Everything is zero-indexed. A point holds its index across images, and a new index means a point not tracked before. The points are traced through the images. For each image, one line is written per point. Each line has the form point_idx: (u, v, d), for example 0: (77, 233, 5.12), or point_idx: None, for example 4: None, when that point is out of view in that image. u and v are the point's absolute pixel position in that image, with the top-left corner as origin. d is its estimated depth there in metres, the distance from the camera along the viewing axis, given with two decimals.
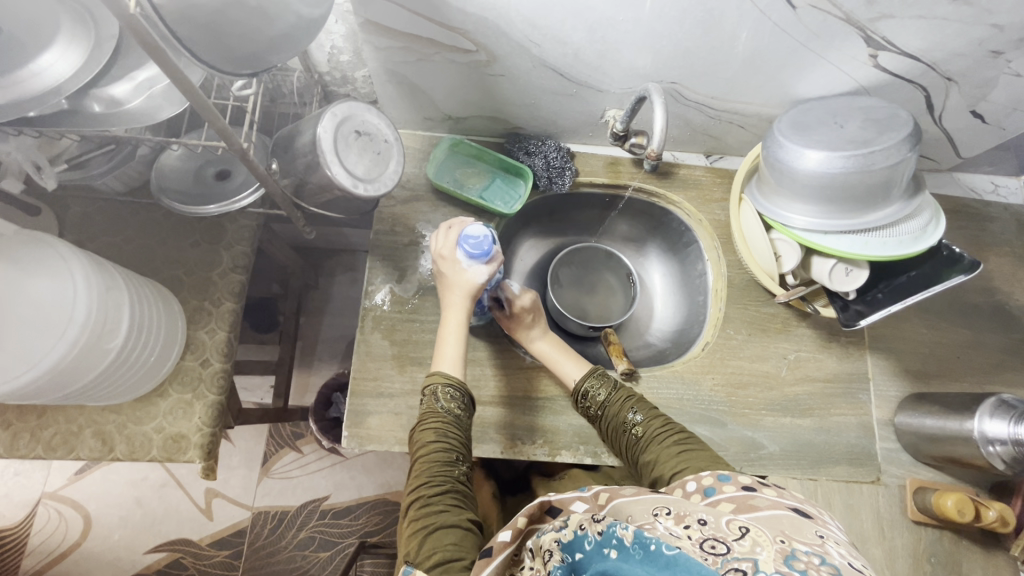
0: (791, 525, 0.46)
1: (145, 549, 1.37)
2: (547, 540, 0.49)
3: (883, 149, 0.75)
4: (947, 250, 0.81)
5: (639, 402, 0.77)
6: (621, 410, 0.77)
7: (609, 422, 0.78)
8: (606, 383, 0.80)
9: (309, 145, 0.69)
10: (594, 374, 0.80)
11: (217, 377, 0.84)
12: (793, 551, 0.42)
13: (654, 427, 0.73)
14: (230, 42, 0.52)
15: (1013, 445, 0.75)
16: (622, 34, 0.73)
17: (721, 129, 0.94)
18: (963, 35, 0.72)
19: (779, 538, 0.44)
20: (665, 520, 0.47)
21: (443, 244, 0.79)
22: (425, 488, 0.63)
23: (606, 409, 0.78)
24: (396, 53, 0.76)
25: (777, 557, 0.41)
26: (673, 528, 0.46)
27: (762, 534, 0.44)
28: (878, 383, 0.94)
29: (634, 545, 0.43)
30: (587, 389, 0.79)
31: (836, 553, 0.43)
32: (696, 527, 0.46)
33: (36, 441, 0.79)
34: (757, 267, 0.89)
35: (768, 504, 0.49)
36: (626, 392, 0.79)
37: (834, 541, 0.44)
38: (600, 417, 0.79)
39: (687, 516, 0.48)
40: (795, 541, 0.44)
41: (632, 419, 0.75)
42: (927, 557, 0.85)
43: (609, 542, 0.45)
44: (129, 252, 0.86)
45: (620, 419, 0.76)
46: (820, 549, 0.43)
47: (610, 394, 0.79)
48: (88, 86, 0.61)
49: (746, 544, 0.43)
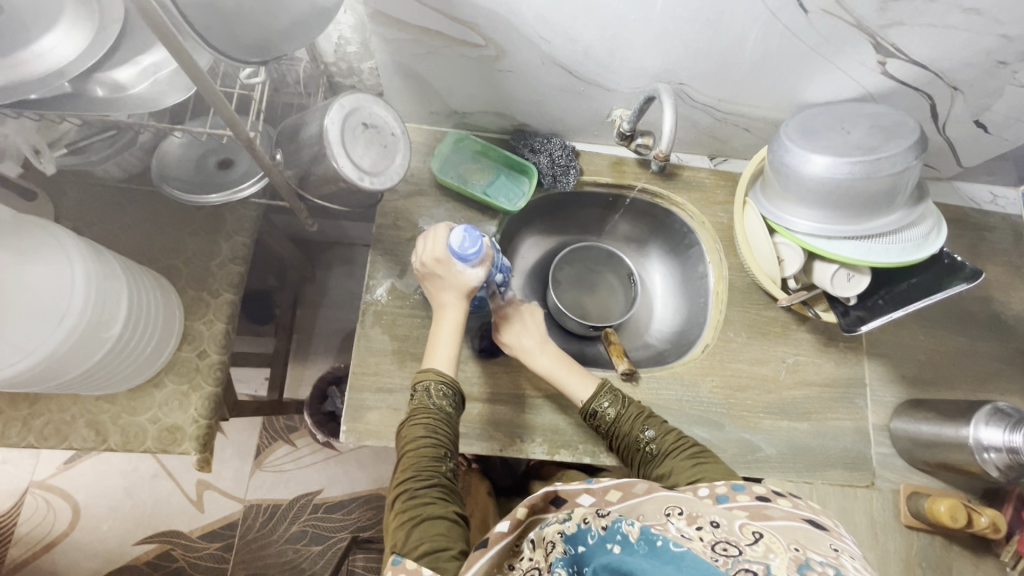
0: (806, 537, 0.47)
1: (133, 540, 1.36)
2: (551, 531, 0.50)
3: (890, 156, 0.75)
4: (949, 258, 0.82)
5: (651, 418, 0.77)
6: (633, 429, 0.76)
7: (622, 440, 0.77)
8: (616, 401, 0.79)
9: (316, 136, 0.68)
10: (602, 391, 0.79)
11: (214, 368, 0.83)
12: (806, 560, 0.42)
13: (666, 443, 0.74)
14: (242, 27, 0.51)
15: (1008, 453, 0.76)
16: (633, 34, 0.73)
17: (727, 132, 0.94)
18: (972, 44, 0.72)
19: (794, 547, 0.44)
20: (677, 521, 0.48)
21: (435, 247, 0.76)
22: (411, 482, 0.63)
23: (618, 426, 0.77)
24: (405, 44, 0.76)
25: (790, 565, 0.41)
26: (685, 528, 0.47)
27: (775, 541, 0.45)
28: (874, 388, 0.95)
29: (640, 541, 0.44)
30: (597, 408, 0.78)
31: (850, 566, 0.43)
32: (708, 529, 0.46)
33: (28, 430, 0.78)
34: (760, 271, 0.91)
35: (784, 514, 0.50)
36: (636, 410, 0.78)
37: (849, 554, 0.45)
38: (611, 435, 0.78)
39: (699, 517, 0.48)
40: (809, 550, 0.44)
41: (646, 436, 0.75)
42: (919, 561, 0.86)
43: (613, 538, 0.45)
44: (127, 239, 0.85)
45: (632, 436, 0.76)
46: (834, 560, 0.43)
47: (620, 411, 0.78)
48: (92, 70, 0.60)
49: (759, 549, 0.43)
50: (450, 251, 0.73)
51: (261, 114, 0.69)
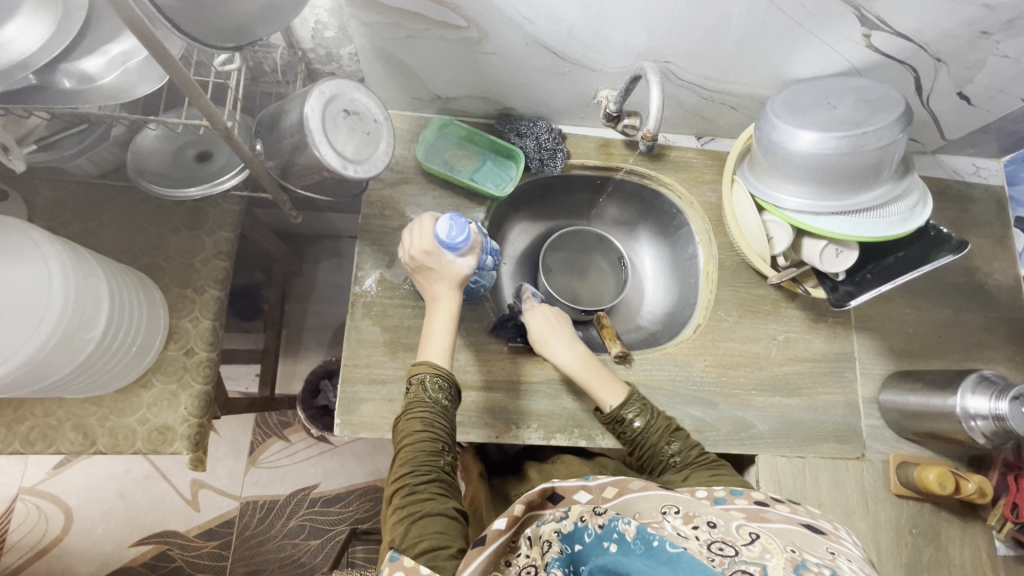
0: (802, 540, 0.47)
1: (129, 542, 1.34)
2: (547, 529, 0.50)
3: (876, 130, 0.75)
4: (935, 230, 0.84)
5: (678, 431, 0.76)
6: (660, 439, 0.76)
7: (647, 450, 0.76)
8: (645, 410, 0.78)
9: (297, 125, 0.67)
10: (632, 400, 0.79)
11: (203, 366, 0.82)
12: (802, 561, 0.42)
13: (690, 456, 0.74)
14: (215, 12, 0.49)
15: (994, 420, 0.78)
16: (618, 11, 0.71)
17: (714, 110, 0.94)
18: (955, 15, 0.72)
19: (790, 548, 0.45)
20: (673, 519, 0.49)
21: (422, 239, 0.74)
22: (409, 477, 0.63)
23: (644, 437, 0.77)
24: (384, 28, 0.74)
25: (786, 566, 0.41)
26: (681, 527, 0.48)
27: (772, 542, 0.45)
28: (863, 361, 0.96)
29: (635, 540, 0.45)
30: (625, 415, 0.78)
31: (847, 568, 0.43)
32: (704, 528, 0.47)
33: (13, 436, 0.76)
34: (749, 248, 0.91)
35: (782, 518, 0.50)
36: (665, 420, 0.78)
37: (845, 556, 0.45)
38: (635, 443, 0.78)
39: (696, 517, 0.49)
40: (805, 553, 0.44)
41: (670, 449, 0.75)
42: (910, 529, 0.87)
43: (610, 536, 0.46)
44: (106, 237, 0.82)
45: (658, 448, 0.76)
46: (830, 562, 0.43)
47: (648, 422, 0.78)
48: (57, 60, 0.58)
49: (755, 549, 0.44)
50: (438, 241, 0.72)
51: (239, 103, 0.68)
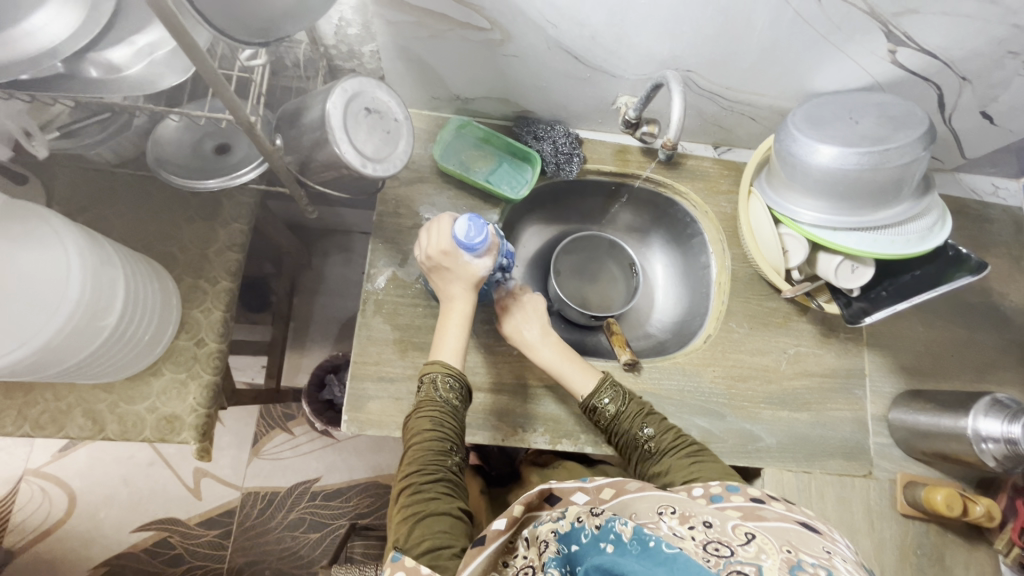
0: (798, 537, 0.47)
1: (130, 528, 1.35)
2: (544, 530, 0.50)
3: (898, 148, 0.75)
4: (954, 250, 0.82)
5: (650, 416, 0.76)
6: (633, 425, 0.75)
7: (620, 436, 0.76)
8: (617, 396, 0.77)
9: (318, 120, 0.67)
10: (604, 385, 0.78)
11: (213, 357, 0.82)
12: (798, 562, 0.42)
13: (665, 441, 0.73)
14: (244, 7, 0.49)
15: (1006, 443, 0.77)
16: (642, 17, 0.71)
17: (732, 121, 0.93)
18: (984, 34, 0.72)
19: (786, 548, 0.44)
20: (669, 520, 0.48)
21: (439, 240, 0.74)
22: (416, 476, 0.63)
23: (617, 422, 0.76)
24: (407, 27, 0.74)
25: (782, 566, 0.41)
26: (677, 527, 0.47)
27: (768, 542, 0.45)
28: (873, 379, 0.95)
29: (632, 541, 0.44)
30: (597, 402, 0.77)
31: (843, 567, 0.42)
32: (700, 528, 0.47)
33: (23, 419, 0.77)
34: (764, 260, 0.89)
35: (777, 516, 0.50)
36: (637, 405, 0.77)
37: (841, 556, 0.44)
38: (610, 430, 0.77)
39: (692, 517, 0.49)
40: (801, 553, 0.44)
41: (644, 434, 0.74)
42: (914, 549, 0.87)
43: (606, 537, 0.46)
44: (123, 225, 0.83)
45: (631, 434, 0.75)
46: (826, 561, 0.42)
47: (620, 407, 0.76)
48: (85, 49, 0.58)
49: (752, 550, 0.43)
50: (456, 242, 0.72)
51: (261, 97, 0.68)
